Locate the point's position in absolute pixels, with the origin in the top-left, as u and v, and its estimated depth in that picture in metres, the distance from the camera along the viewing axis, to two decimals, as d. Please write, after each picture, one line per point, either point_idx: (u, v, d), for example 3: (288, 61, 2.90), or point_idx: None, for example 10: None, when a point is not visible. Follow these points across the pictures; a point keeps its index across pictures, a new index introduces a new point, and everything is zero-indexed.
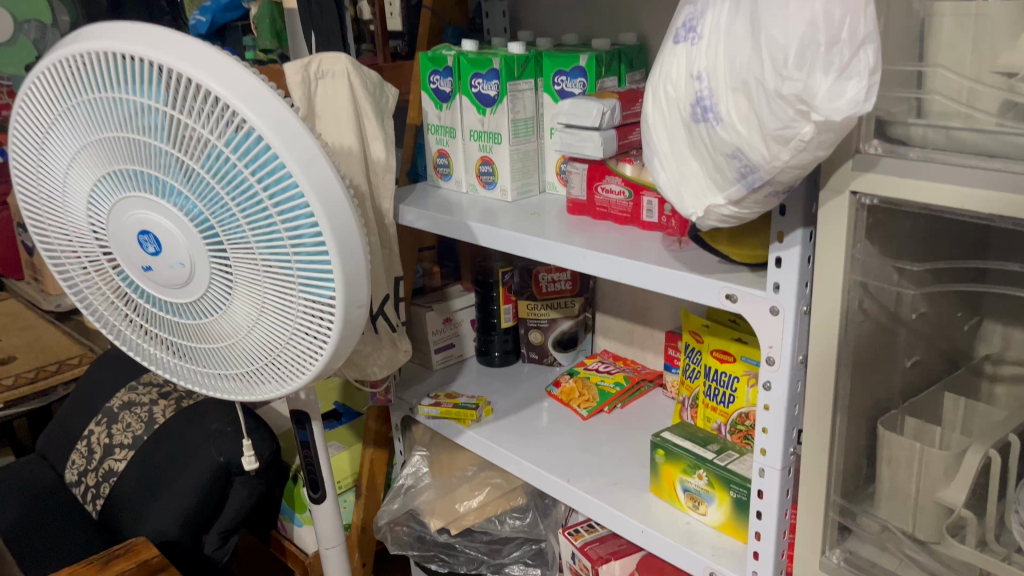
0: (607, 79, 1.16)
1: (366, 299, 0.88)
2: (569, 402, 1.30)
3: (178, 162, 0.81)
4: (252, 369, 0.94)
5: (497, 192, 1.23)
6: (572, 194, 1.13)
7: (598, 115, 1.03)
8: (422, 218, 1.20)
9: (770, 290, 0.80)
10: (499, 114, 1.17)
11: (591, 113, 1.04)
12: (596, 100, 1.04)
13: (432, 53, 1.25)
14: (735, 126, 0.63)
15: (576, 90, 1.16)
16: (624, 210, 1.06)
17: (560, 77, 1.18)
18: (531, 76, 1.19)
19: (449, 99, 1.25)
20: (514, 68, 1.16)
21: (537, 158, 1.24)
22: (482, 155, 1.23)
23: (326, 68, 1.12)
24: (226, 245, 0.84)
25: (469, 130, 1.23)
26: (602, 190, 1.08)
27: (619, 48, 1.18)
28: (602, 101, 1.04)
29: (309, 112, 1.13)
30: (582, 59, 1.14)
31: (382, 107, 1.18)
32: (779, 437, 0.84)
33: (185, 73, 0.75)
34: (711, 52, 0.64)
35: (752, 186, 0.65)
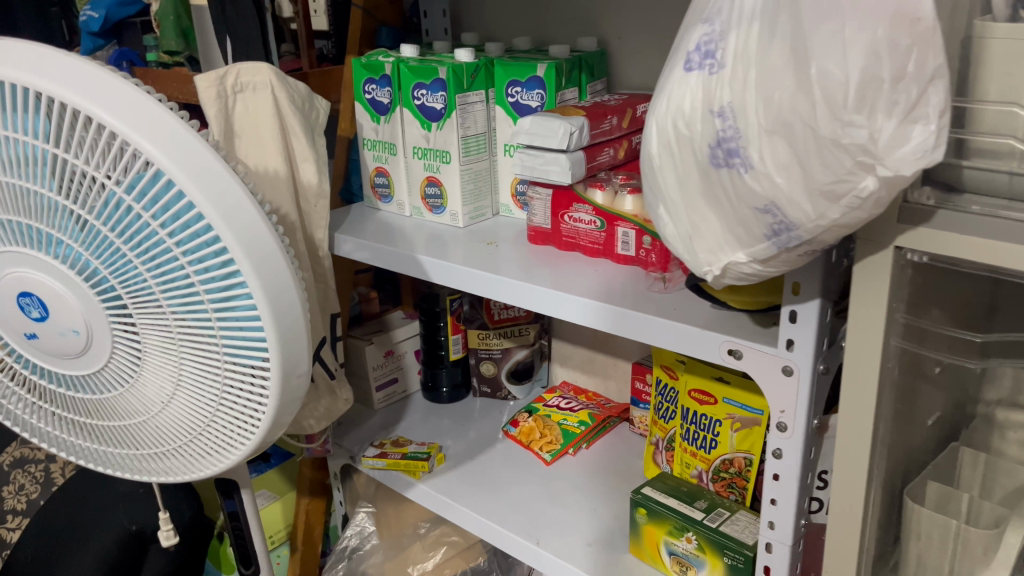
0: (567, 91, 1.05)
1: (307, 365, 0.73)
2: (530, 445, 1.18)
3: (66, 211, 0.65)
4: (168, 449, 0.78)
5: (446, 217, 1.10)
6: (534, 221, 1.01)
7: (564, 136, 0.91)
8: (362, 249, 1.05)
9: (782, 346, 0.70)
10: (447, 129, 1.04)
11: (556, 133, 0.92)
12: (558, 118, 0.92)
13: (367, 58, 1.11)
14: (771, 177, 0.52)
15: (533, 103, 1.04)
16: (595, 241, 0.95)
17: (514, 88, 1.05)
18: (480, 87, 1.06)
19: (387, 112, 1.11)
20: (463, 79, 1.03)
21: (489, 179, 1.11)
22: (428, 175, 1.09)
23: (245, 80, 0.96)
24: (131, 309, 0.68)
25: (412, 147, 1.09)
26: (569, 218, 0.96)
27: (578, 55, 1.06)
28: (568, 119, 0.92)
29: (227, 132, 0.97)
30: (540, 68, 1.02)
31: (312, 124, 1.03)
32: (790, 510, 0.74)
33: (69, 101, 0.61)
34: (738, 83, 0.52)
35: (786, 245, 0.55)
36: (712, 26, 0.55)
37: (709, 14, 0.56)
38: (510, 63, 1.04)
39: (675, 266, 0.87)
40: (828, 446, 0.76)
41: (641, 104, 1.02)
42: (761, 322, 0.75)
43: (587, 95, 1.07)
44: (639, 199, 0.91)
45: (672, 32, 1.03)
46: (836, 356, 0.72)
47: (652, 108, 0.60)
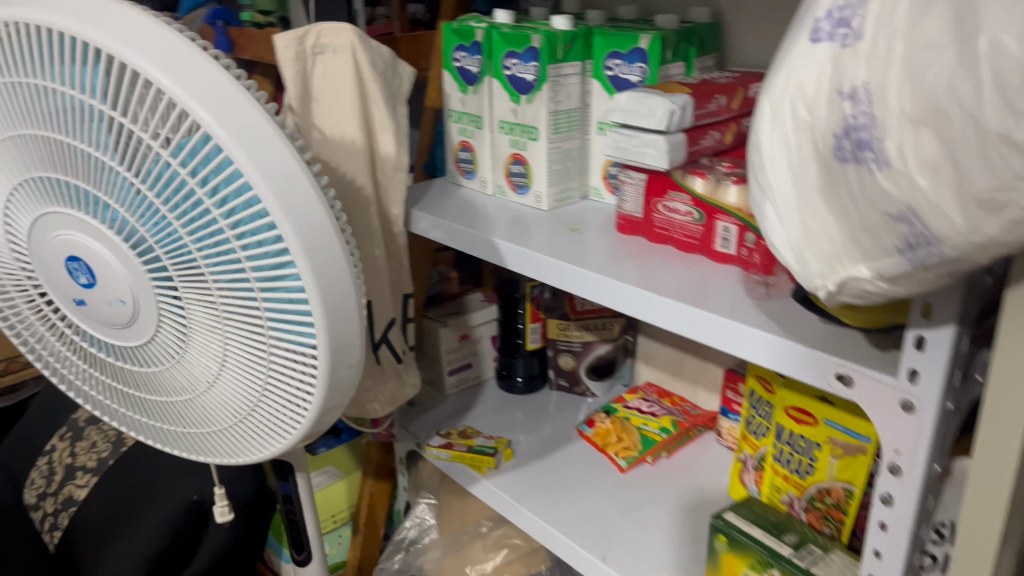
0: (673, 66, 0.94)
1: (359, 356, 0.67)
2: (605, 449, 1.09)
3: (113, 173, 0.61)
4: (215, 430, 0.74)
5: (529, 198, 1.02)
6: (624, 208, 0.91)
7: (664, 116, 0.81)
8: (437, 228, 0.99)
9: (903, 377, 0.60)
10: (537, 103, 0.96)
11: (654, 112, 0.82)
12: (656, 95, 0.82)
13: (458, 23, 1.04)
14: (914, 179, 0.41)
15: (634, 78, 0.94)
16: (691, 234, 0.85)
17: (613, 60, 0.96)
18: (577, 58, 0.97)
19: (476, 82, 1.03)
20: (558, 48, 0.94)
21: (580, 159, 1.02)
22: (513, 152, 1.01)
23: (326, 42, 0.91)
24: (177, 282, 0.64)
25: (499, 120, 1.02)
26: (663, 208, 0.87)
27: (687, 26, 0.96)
28: (669, 96, 0.82)
29: (304, 97, 0.91)
30: (644, 40, 0.92)
31: (393, 91, 0.96)
32: (897, 566, 0.64)
33: (116, 53, 0.55)
34: (879, 59, 0.42)
35: (923, 262, 0.45)
36: None
37: None
38: (610, 32, 0.95)
39: (780, 269, 0.77)
40: (948, 496, 0.65)
41: (755, 83, 0.91)
42: (878, 345, 0.65)
43: (695, 72, 0.96)
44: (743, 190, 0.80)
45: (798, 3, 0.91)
46: (968, 393, 0.61)
47: (768, 86, 0.50)
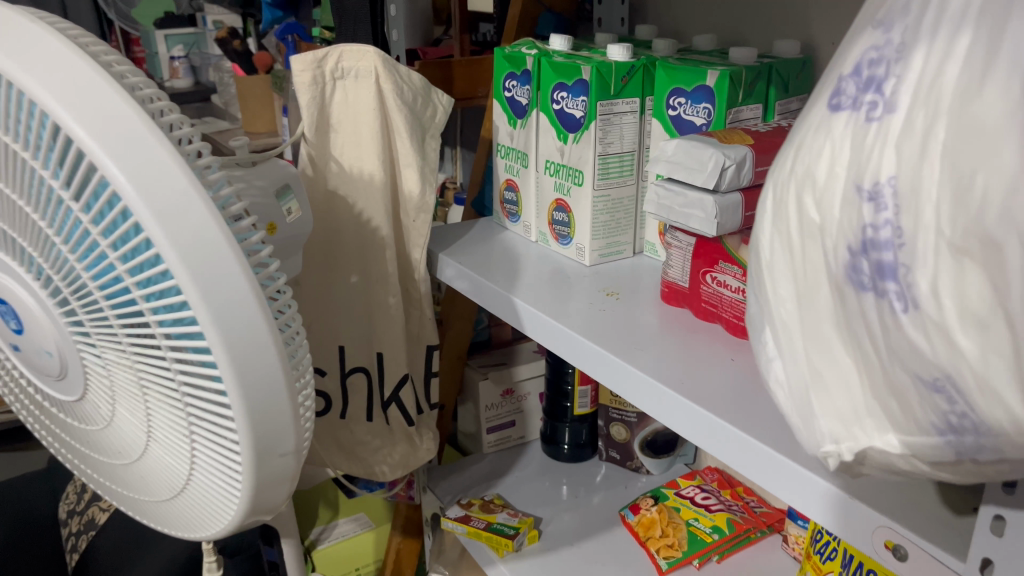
0: (745, 108, 0.79)
1: (295, 443, 0.56)
2: (646, 542, 0.93)
3: (25, 214, 0.53)
4: (155, 500, 0.65)
5: (571, 250, 0.89)
6: (668, 274, 0.76)
7: (715, 173, 0.67)
8: (462, 278, 0.88)
9: (972, 565, 0.43)
10: (584, 144, 0.84)
11: (706, 167, 0.68)
12: (709, 146, 0.68)
13: (510, 48, 0.93)
14: (952, 336, 0.27)
15: (698, 121, 0.81)
16: (742, 315, 0.69)
17: (675, 99, 0.82)
18: (634, 94, 0.84)
19: (525, 115, 0.92)
20: (610, 82, 0.82)
21: (633, 209, 0.88)
22: (557, 197, 0.89)
23: (347, 65, 0.81)
24: (96, 340, 0.55)
25: (546, 160, 0.90)
26: (712, 280, 0.71)
27: (767, 61, 0.81)
28: (725, 148, 0.68)
29: (320, 126, 0.82)
30: (710, 77, 0.78)
31: (423, 123, 0.86)
32: None
33: (14, 79, 0.47)
34: (913, 149, 0.28)
35: (974, 453, 0.29)
36: (887, 34, 0.31)
37: (888, 12, 0.31)
38: (673, 66, 0.81)
39: None
40: None
41: None
42: (948, 505, 0.48)
43: (773, 115, 0.82)
44: None
45: None
46: None
47: (777, 163, 0.36)
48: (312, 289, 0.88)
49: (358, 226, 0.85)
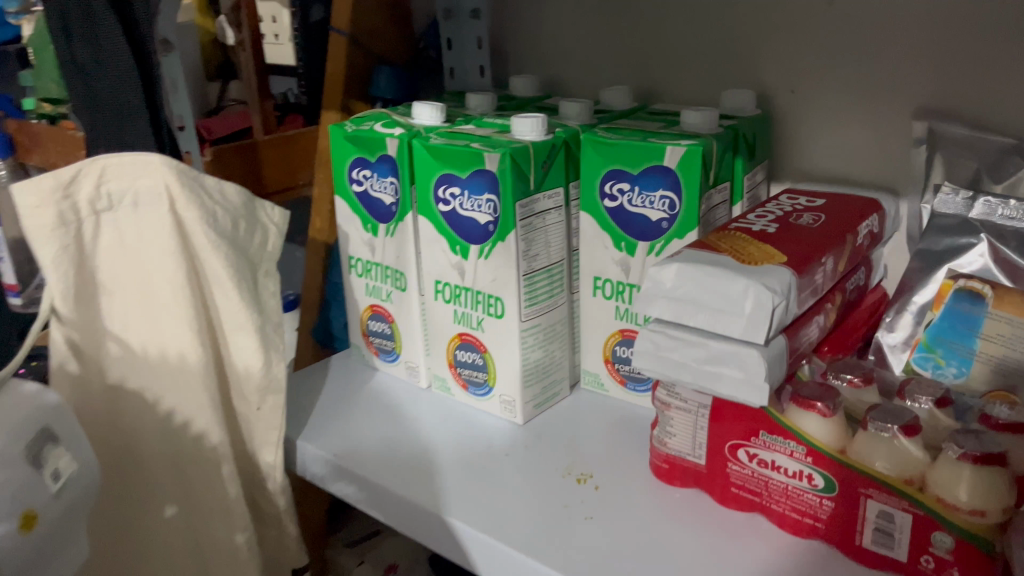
0: (715, 191, 0.58)
1: None
2: None
3: None
4: None
5: (491, 403, 0.63)
6: (665, 445, 0.53)
7: (759, 315, 0.44)
8: (344, 479, 0.59)
9: None
10: (500, 260, 0.58)
11: (743, 309, 0.45)
12: (738, 275, 0.45)
13: (355, 126, 0.65)
14: None
15: (655, 214, 0.58)
16: (811, 512, 0.47)
17: (615, 184, 0.59)
18: (556, 183, 0.60)
19: (392, 218, 0.64)
20: (528, 171, 0.57)
21: (567, 335, 0.64)
22: (461, 332, 0.63)
23: (115, 189, 0.49)
24: None
25: (435, 280, 0.63)
26: (747, 458, 0.49)
27: (728, 123, 0.60)
28: (763, 275, 0.45)
29: (82, 291, 0.49)
30: (672, 155, 0.55)
31: (250, 256, 0.56)
32: None
33: None
34: None
35: None
36: None
37: None
38: (610, 141, 0.58)
39: None
40: None
41: (862, 221, 0.55)
42: None
43: (742, 194, 0.61)
44: (909, 449, 0.44)
45: (908, 88, 0.57)
46: None
47: None
48: (100, 544, 0.54)
49: (165, 434, 0.54)
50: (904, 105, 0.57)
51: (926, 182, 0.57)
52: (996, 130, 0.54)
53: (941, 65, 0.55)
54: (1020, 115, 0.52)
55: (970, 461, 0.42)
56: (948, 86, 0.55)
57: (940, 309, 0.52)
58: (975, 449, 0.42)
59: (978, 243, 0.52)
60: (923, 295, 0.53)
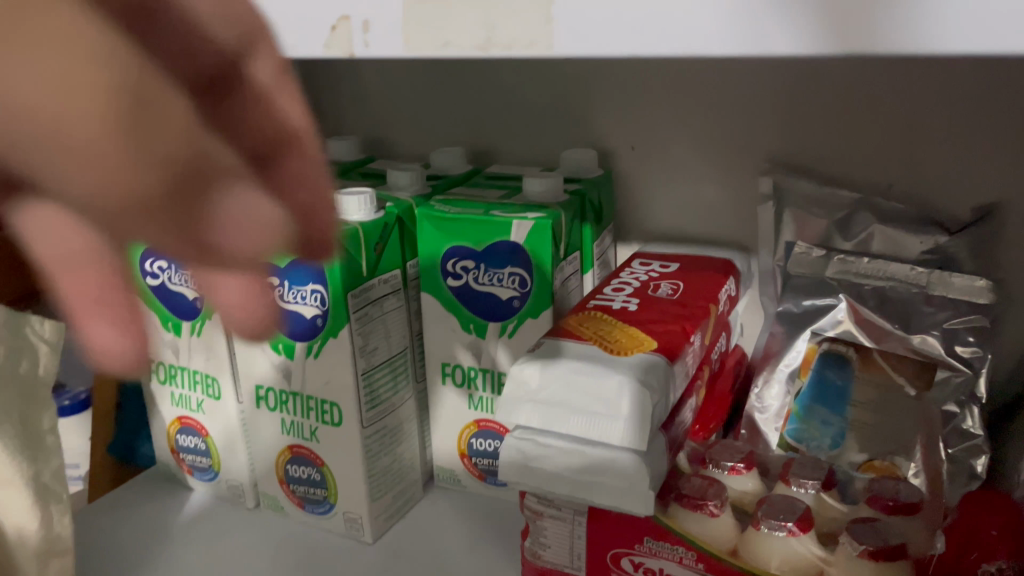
0: (567, 262, 0.53)
1: None
2: None
3: None
4: None
5: (334, 520, 0.54)
6: (539, 557, 0.47)
7: (640, 416, 0.40)
8: None
9: None
10: (331, 359, 0.50)
11: (620, 410, 0.40)
12: (613, 373, 0.41)
13: None
14: None
15: (505, 292, 0.52)
16: None
17: (457, 262, 0.53)
18: (391, 265, 0.52)
19: (198, 316, 0.54)
20: (359, 254, 0.49)
21: (416, 431, 0.57)
22: (292, 443, 0.54)
23: None
24: None
25: (255, 385, 0.54)
26: (632, 567, 0.44)
27: (573, 188, 0.55)
28: (639, 369, 0.41)
29: None
30: (519, 228, 0.50)
31: (14, 387, 0.45)
32: None
33: None
34: None
35: None
36: None
37: None
38: (449, 215, 0.52)
39: None
40: None
41: (720, 286, 0.52)
42: None
43: (593, 261, 0.56)
44: (805, 547, 0.40)
45: (755, 143, 0.55)
46: None
47: None
48: None
49: None
50: (752, 160, 0.55)
51: (776, 239, 0.55)
52: (843, 183, 0.53)
53: (788, 120, 0.53)
54: (868, 169, 0.52)
55: (869, 557, 0.38)
56: (795, 139, 0.53)
57: (808, 376, 0.50)
58: (874, 543, 0.38)
59: (837, 303, 0.50)
60: (790, 360, 0.51)
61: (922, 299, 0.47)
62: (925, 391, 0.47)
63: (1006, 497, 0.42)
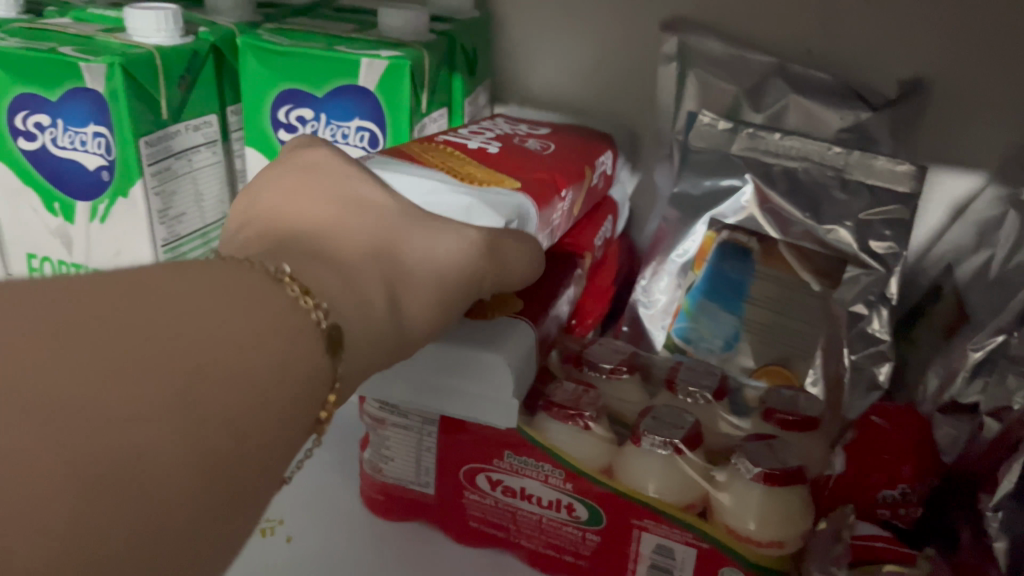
0: (430, 119, 0.43)
1: None
2: None
3: None
4: None
5: None
6: (379, 472, 0.39)
7: (496, 221, 0.32)
8: None
9: None
10: (126, 227, 0.40)
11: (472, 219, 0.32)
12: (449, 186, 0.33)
13: None
14: None
15: (351, 153, 0.42)
16: (571, 547, 0.36)
17: (292, 111, 0.42)
18: (205, 108, 0.41)
19: None
20: (157, 91, 0.38)
21: None
22: None
23: None
24: None
25: (26, 254, 0.43)
26: (489, 486, 0.37)
27: (441, 28, 0.45)
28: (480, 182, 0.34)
29: None
30: (369, 70, 0.40)
31: None
32: None
33: None
34: None
35: None
36: None
37: None
38: (279, 48, 0.41)
39: None
40: None
41: (598, 155, 0.44)
42: None
43: (463, 122, 0.47)
44: (689, 469, 0.33)
45: None
46: None
47: None
48: None
49: None
50: (654, 12, 0.46)
51: (676, 109, 0.47)
52: (756, 47, 0.45)
53: None
54: (784, 31, 0.44)
55: (764, 481, 0.32)
56: None
57: (702, 269, 0.43)
58: (771, 465, 0.32)
59: (743, 185, 0.42)
60: (684, 248, 0.44)
61: (836, 184, 0.41)
62: (831, 289, 0.41)
63: (913, 412, 0.38)
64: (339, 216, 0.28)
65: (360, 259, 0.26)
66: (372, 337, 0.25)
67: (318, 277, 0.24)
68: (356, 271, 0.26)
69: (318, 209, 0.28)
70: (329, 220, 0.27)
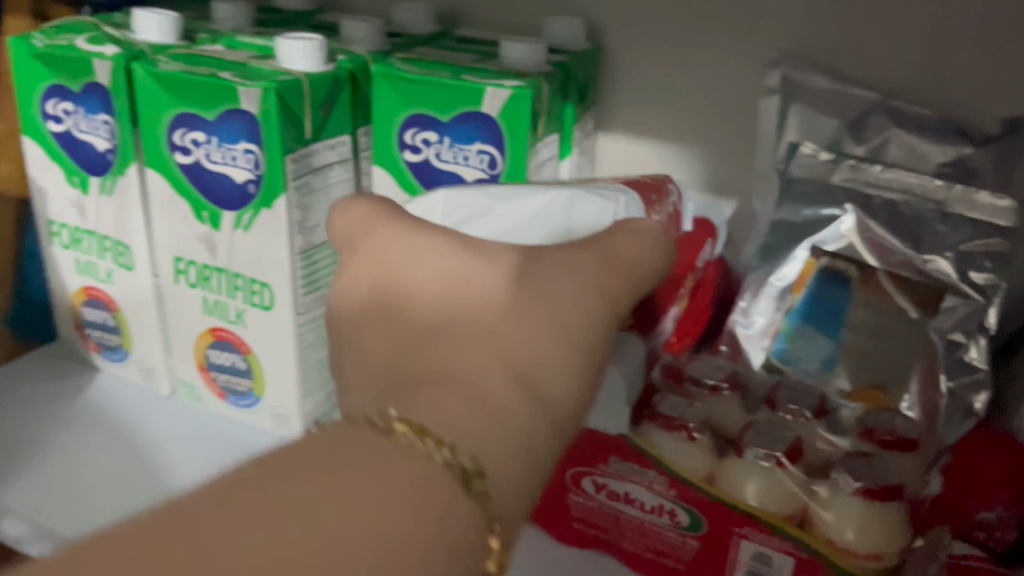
0: (544, 143, 0.46)
1: None
2: None
3: None
4: None
5: (260, 415, 0.49)
6: None
7: (598, 221, 0.36)
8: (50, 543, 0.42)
9: None
10: (266, 234, 0.43)
11: (572, 229, 0.36)
12: (540, 196, 0.36)
13: (45, 40, 0.46)
14: None
15: (470, 173, 0.45)
16: (670, 552, 0.38)
17: (418, 134, 0.45)
18: (340, 130, 0.45)
19: (110, 169, 0.47)
20: (303, 114, 0.42)
21: None
22: (213, 327, 0.47)
23: None
24: None
25: (173, 257, 0.47)
26: (594, 489, 0.39)
27: (556, 60, 0.48)
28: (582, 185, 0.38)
29: None
30: (493, 98, 0.43)
31: None
32: None
33: None
34: None
35: None
36: None
37: None
38: (411, 76, 0.44)
39: None
40: None
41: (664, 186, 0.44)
42: None
43: (572, 147, 0.50)
44: (790, 481, 0.35)
45: (763, 27, 0.48)
46: None
47: None
48: None
49: None
50: (758, 48, 0.48)
51: (777, 139, 0.48)
52: (859, 83, 0.47)
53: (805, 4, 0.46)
54: (887, 68, 0.46)
55: (863, 496, 0.34)
56: (811, 27, 0.46)
57: (800, 293, 0.45)
58: (871, 480, 0.34)
59: (843, 214, 0.45)
60: (784, 273, 0.46)
61: (937, 217, 0.43)
62: (930, 318, 0.42)
63: (1013, 441, 0.39)
64: (463, 313, 0.26)
65: (485, 364, 0.25)
66: (518, 441, 0.24)
67: (439, 404, 0.23)
68: (478, 378, 0.24)
69: (427, 310, 0.26)
70: (454, 316, 0.26)
